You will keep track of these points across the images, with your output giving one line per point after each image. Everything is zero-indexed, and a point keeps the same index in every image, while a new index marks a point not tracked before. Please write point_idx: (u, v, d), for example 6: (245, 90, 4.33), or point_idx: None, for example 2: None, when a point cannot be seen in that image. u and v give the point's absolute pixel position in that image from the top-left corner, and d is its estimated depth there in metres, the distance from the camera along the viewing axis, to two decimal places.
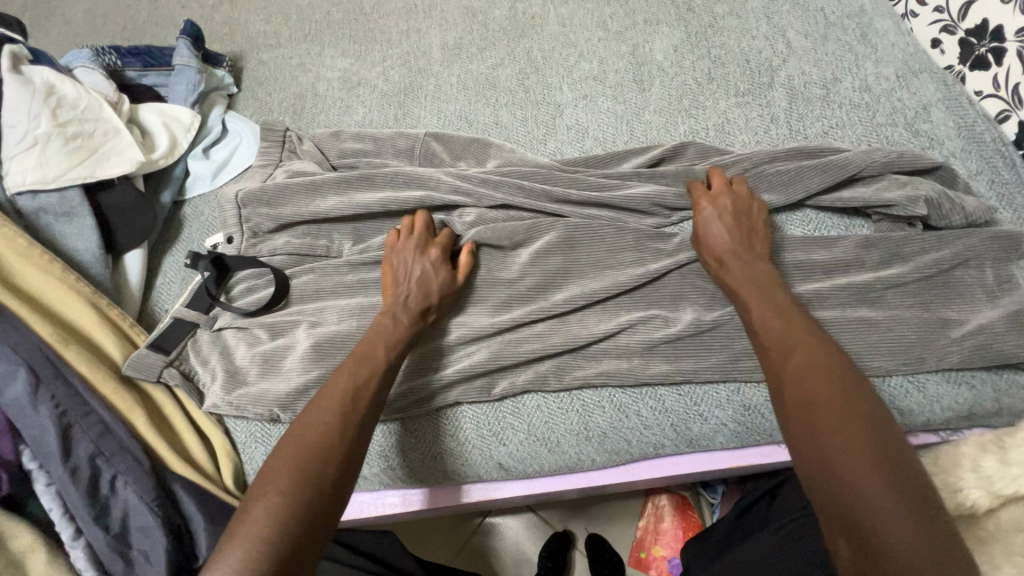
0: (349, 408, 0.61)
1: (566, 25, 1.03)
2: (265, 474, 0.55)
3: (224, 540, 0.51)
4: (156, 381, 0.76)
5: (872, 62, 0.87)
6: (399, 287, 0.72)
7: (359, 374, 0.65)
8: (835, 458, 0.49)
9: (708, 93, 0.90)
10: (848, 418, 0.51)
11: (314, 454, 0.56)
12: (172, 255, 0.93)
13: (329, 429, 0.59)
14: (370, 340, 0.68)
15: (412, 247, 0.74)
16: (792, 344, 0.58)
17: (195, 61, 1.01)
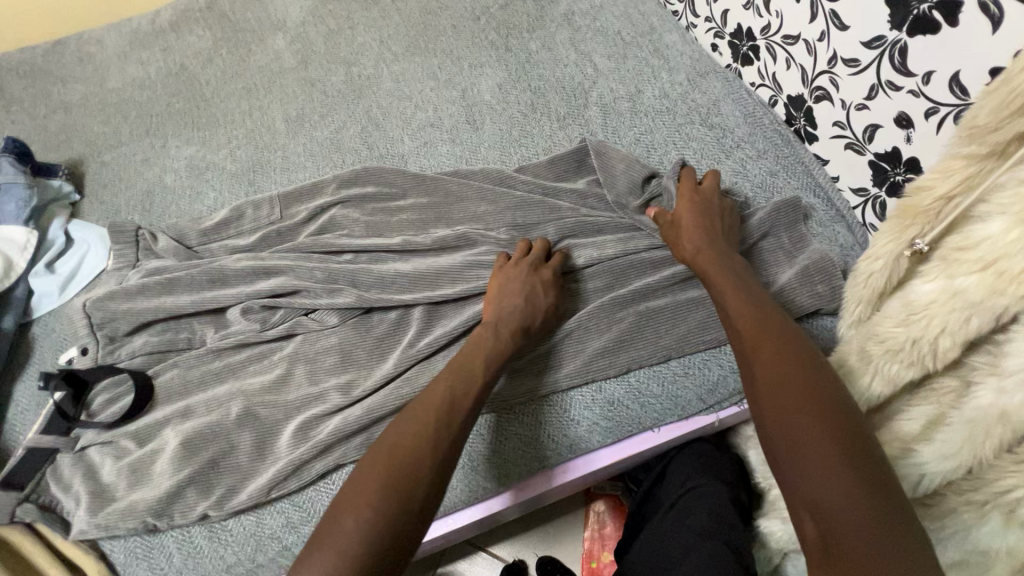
0: (445, 422, 0.61)
1: (399, 81, 1.08)
2: (344, 501, 0.55)
3: (312, 552, 0.52)
4: (9, 522, 0.70)
5: (666, 72, 0.98)
6: (507, 302, 0.73)
7: (456, 387, 0.64)
8: (804, 449, 0.49)
9: (534, 122, 0.97)
10: (800, 386, 0.53)
11: (400, 470, 0.56)
12: (24, 381, 0.87)
13: (412, 447, 0.58)
14: (467, 357, 0.68)
15: (525, 270, 0.75)
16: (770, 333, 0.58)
17: (23, 176, 0.98)
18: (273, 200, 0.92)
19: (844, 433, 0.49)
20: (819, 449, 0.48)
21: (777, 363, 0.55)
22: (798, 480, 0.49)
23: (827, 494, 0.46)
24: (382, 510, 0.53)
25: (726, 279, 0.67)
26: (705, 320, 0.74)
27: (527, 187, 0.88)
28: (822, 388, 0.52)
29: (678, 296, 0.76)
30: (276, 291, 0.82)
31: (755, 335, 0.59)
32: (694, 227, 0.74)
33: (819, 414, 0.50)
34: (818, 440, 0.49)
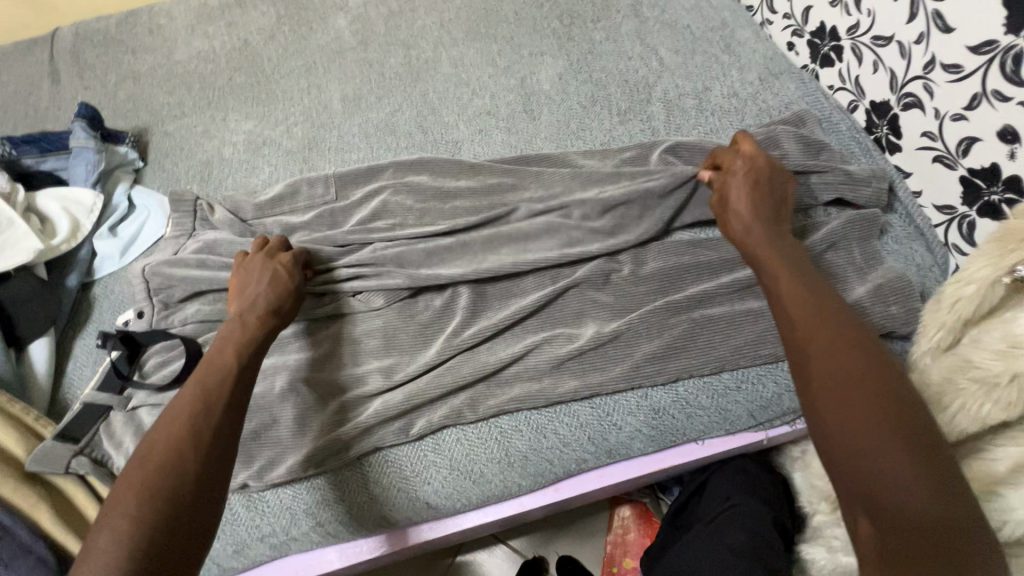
0: (189, 421, 0.58)
1: (458, 66, 1.07)
2: (118, 494, 0.53)
3: (95, 527, 0.51)
4: (65, 472, 0.72)
5: (737, 69, 0.94)
6: (247, 289, 0.73)
7: (193, 391, 0.61)
8: (862, 446, 0.47)
9: (593, 115, 0.94)
10: (860, 375, 0.51)
11: (158, 474, 0.54)
12: (83, 338, 0.91)
13: (170, 441, 0.56)
14: (217, 348, 0.66)
15: (262, 262, 0.75)
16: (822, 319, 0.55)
17: (93, 141, 1.01)
18: (328, 181, 0.93)
19: (900, 424, 0.47)
20: (882, 449, 0.47)
21: (832, 358, 0.52)
22: (849, 475, 0.48)
23: (885, 493, 0.45)
24: (162, 488, 0.53)
25: (777, 258, 0.63)
26: (763, 332, 0.71)
27: (583, 182, 0.86)
28: (884, 384, 0.50)
29: (735, 306, 0.73)
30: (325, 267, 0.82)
31: (806, 325, 0.55)
32: (745, 201, 0.69)
33: (880, 414, 0.48)
34: (879, 439, 0.47)
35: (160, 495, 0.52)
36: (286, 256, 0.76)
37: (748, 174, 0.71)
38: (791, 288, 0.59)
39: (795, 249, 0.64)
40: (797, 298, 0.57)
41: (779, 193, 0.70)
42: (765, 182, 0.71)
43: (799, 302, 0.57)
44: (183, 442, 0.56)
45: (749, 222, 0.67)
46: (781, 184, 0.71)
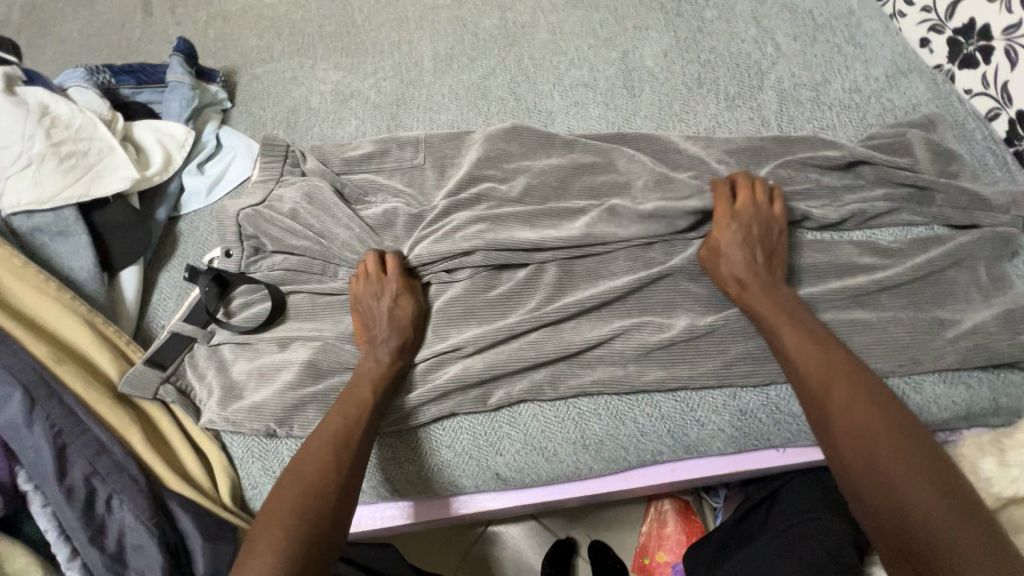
0: (336, 448, 0.64)
1: (556, 33, 1.03)
2: (264, 518, 0.59)
3: (243, 552, 0.57)
4: (151, 397, 0.75)
5: (862, 63, 0.87)
6: (372, 331, 0.74)
7: (344, 416, 0.67)
8: (914, 526, 0.50)
9: (698, 98, 0.90)
10: (891, 444, 0.54)
11: (301, 504, 0.59)
12: (168, 271, 0.93)
13: (320, 467, 0.63)
14: (354, 386, 0.70)
15: (376, 288, 0.75)
16: (845, 390, 0.59)
17: (189, 78, 1.02)
18: (418, 143, 0.92)
19: (943, 489, 0.51)
20: (914, 482, 0.51)
21: (854, 407, 0.57)
22: (887, 512, 0.51)
23: (924, 521, 0.49)
24: (312, 506, 0.60)
25: (790, 322, 0.65)
26: (870, 345, 0.67)
27: (684, 168, 0.82)
28: (906, 425, 0.55)
29: (840, 315, 0.69)
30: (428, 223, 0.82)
31: (826, 382, 0.60)
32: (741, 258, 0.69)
33: (904, 450, 0.53)
34: (910, 473, 0.52)
35: (308, 514, 0.59)
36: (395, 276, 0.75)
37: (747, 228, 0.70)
38: (803, 347, 0.63)
39: (795, 301, 0.67)
40: (813, 355, 0.62)
41: (772, 250, 0.71)
42: (767, 233, 0.70)
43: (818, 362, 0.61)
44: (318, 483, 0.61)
45: (754, 292, 0.68)
46: (776, 240, 0.71)
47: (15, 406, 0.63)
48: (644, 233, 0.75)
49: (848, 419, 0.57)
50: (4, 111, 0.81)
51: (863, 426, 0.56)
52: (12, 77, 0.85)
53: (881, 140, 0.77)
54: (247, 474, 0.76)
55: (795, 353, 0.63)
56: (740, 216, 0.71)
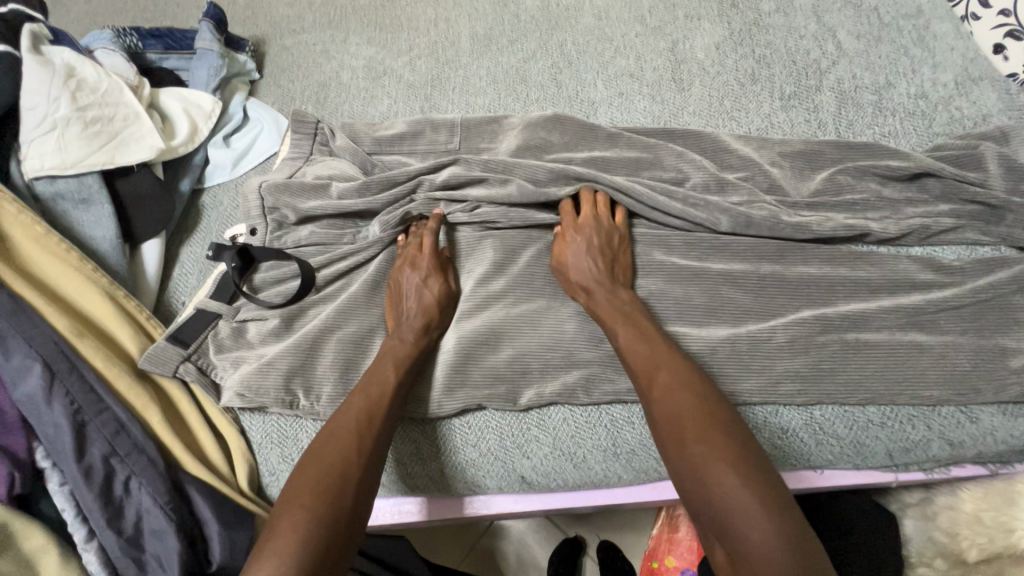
0: (362, 430, 0.61)
1: (602, 18, 0.98)
2: (288, 495, 0.55)
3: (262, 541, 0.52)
4: (172, 376, 0.73)
5: (930, 67, 0.82)
6: (401, 311, 0.73)
7: (370, 396, 0.64)
8: (712, 481, 0.50)
9: (752, 95, 0.85)
10: (689, 412, 0.55)
11: (323, 481, 0.56)
12: (190, 246, 0.91)
13: (345, 450, 0.59)
14: (379, 364, 0.68)
15: (409, 265, 0.75)
16: (662, 362, 0.60)
17: (217, 45, 0.98)
18: (454, 128, 0.88)
19: (726, 445, 0.51)
20: (700, 429, 0.53)
21: (672, 387, 0.58)
22: (685, 467, 0.52)
23: (720, 480, 0.49)
24: (341, 491, 0.56)
25: (614, 313, 0.67)
26: (926, 369, 0.63)
27: (734, 169, 0.78)
28: (715, 413, 0.54)
29: (896, 336, 0.65)
30: (449, 183, 0.80)
31: (647, 367, 0.61)
32: (415, 301, 0.73)
33: (704, 421, 0.54)
34: (709, 432, 0.53)
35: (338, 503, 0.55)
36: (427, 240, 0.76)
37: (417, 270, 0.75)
38: (632, 340, 0.64)
39: (632, 304, 0.68)
40: (639, 344, 0.63)
41: (621, 259, 0.72)
42: (606, 242, 0.72)
43: (641, 351, 0.62)
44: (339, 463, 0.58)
45: (600, 296, 0.69)
46: (619, 247, 0.73)
47: (34, 381, 0.61)
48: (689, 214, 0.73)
49: (664, 385, 0.58)
50: (29, 71, 0.78)
51: (673, 393, 0.57)
52: (37, 35, 0.82)
53: (949, 152, 0.72)
54: (265, 459, 0.74)
55: (622, 337, 0.65)
56: (419, 264, 0.75)
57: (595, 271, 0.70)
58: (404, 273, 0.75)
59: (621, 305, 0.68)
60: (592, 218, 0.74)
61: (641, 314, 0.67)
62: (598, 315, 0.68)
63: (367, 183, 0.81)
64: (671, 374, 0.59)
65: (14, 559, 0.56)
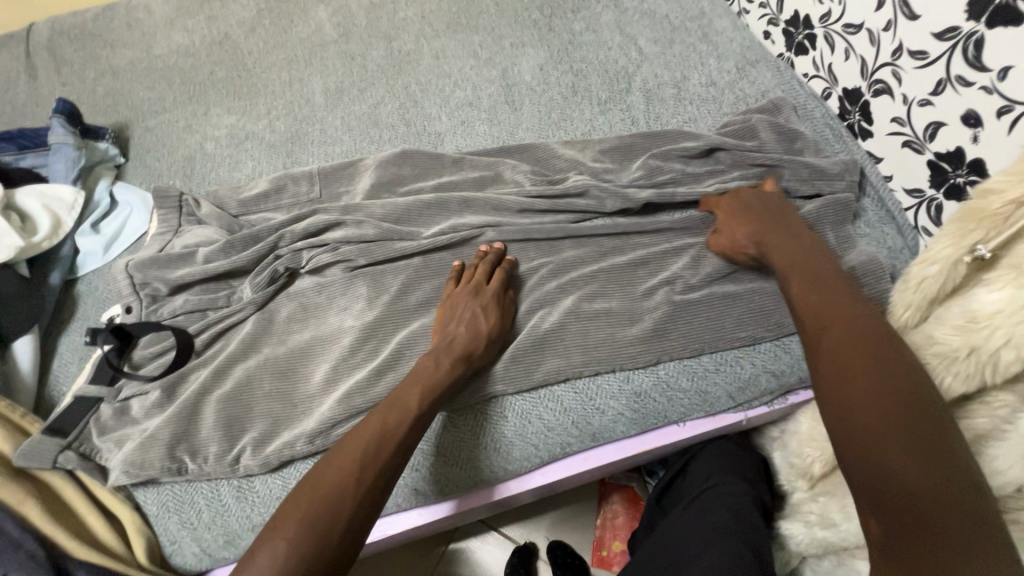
0: (374, 453, 0.61)
1: (439, 58, 1.07)
2: (279, 514, 0.56)
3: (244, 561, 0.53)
4: (53, 467, 0.72)
5: (715, 58, 0.95)
6: (451, 331, 0.72)
7: (389, 418, 0.64)
8: (875, 446, 0.48)
9: (574, 105, 0.95)
10: (856, 369, 0.52)
11: (315, 504, 0.56)
12: (68, 336, 0.91)
13: (350, 469, 0.59)
14: (405, 386, 0.67)
15: (471, 294, 0.74)
16: (834, 310, 0.58)
17: (72, 137, 1.01)
18: (312, 178, 0.94)
19: (912, 403, 0.49)
20: (873, 387, 0.50)
21: (853, 340, 0.54)
22: (846, 432, 0.50)
23: (879, 452, 0.47)
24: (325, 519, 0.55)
25: (800, 261, 0.65)
26: (738, 314, 0.74)
27: (564, 171, 0.87)
28: (894, 364, 0.51)
29: (711, 290, 0.75)
30: (310, 231, 0.85)
31: (823, 318, 0.57)
32: (466, 323, 0.72)
33: (890, 377, 0.51)
34: (873, 391, 0.50)
35: (313, 531, 0.54)
36: (501, 273, 0.77)
37: (486, 297, 0.74)
38: (807, 292, 0.61)
39: (794, 247, 0.68)
40: (812, 295, 0.60)
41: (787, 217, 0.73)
42: (766, 204, 0.74)
43: (817, 301, 0.60)
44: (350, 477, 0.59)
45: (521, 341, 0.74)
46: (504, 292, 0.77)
47: None
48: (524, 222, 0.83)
49: (832, 338, 0.55)
50: None
51: (839, 347, 0.54)
52: None
53: (733, 127, 0.84)
54: (165, 530, 0.75)
55: (797, 288, 0.63)
56: (483, 291, 0.75)
57: (758, 230, 0.72)
58: (464, 296, 0.75)
59: (805, 251, 0.67)
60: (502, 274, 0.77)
61: (826, 261, 0.65)
62: (776, 265, 0.68)
63: (230, 242, 0.85)
64: (844, 329, 0.55)
65: None
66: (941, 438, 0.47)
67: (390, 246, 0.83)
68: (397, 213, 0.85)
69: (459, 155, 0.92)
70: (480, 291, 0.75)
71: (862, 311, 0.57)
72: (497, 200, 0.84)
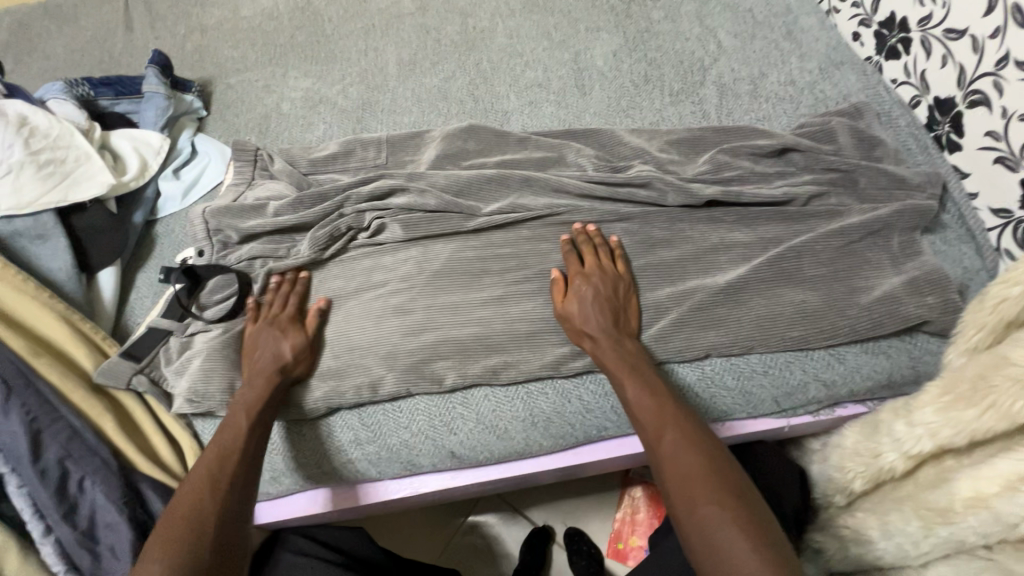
0: (216, 473, 0.66)
1: (513, 37, 1.08)
2: (166, 524, 0.61)
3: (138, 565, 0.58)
4: (126, 388, 0.79)
5: (797, 57, 0.92)
6: (599, 314, 0.72)
7: (223, 440, 0.69)
8: (721, 547, 0.52)
9: (644, 94, 0.94)
10: (703, 478, 0.57)
11: (188, 515, 0.61)
12: (145, 272, 0.98)
13: (193, 490, 0.64)
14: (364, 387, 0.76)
15: (595, 280, 0.74)
16: (667, 417, 0.63)
17: (163, 88, 1.07)
18: (380, 145, 0.97)
19: (738, 517, 0.53)
20: (696, 493, 0.56)
21: (702, 451, 0.59)
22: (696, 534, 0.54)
23: (727, 554, 0.51)
24: (204, 534, 0.60)
25: (642, 363, 0.69)
26: (792, 317, 0.72)
27: (627, 159, 0.86)
28: (719, 477, 0.57)
29: (768, 291, 0.74)
30: (374, 193, 0.88)
31: (655, 421, 0.63)
32: (596, 311, 0.72)
33: (709, 488, 0.55)
34: (706, 501, 0.55)
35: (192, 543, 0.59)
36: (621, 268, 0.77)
37: (608, 292, 0.74)
38: (642, 396, 0.66)
39: (639, 356, 0.70)
40: (648, 400, 0.65)
41: (625, 313, 0.74)
42: (616, 296, 0.74)
43: (648, 407, 0.65)
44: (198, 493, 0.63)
45: (604, 349, 0.71)
46: (624, 298, 0.75)
47: None
48: (583, 206, 0.83)
49: (667, 440, 0.61)
50: None
51: (692, 453, 0.59)
52: None
53: (810, 128, 0.81)
54: None
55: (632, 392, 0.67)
56: (595, 283, 0.74)
57: (599, 315, 0.72)
58: (586, 284, 0.74)
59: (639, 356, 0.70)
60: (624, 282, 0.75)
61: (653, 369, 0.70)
62: (604, 365, 0.70)
63: (300, 198, 0.89)
64: (676, 433, 0.61)
65: None
66: (779, 541, 0.52)
67: (449, 217, 0.85)
68: (461, 182, 0.86)
69: (524, 135, 0.93)
70: (594, 279, 0.75)
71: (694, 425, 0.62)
72: (558, 181, 0.84)
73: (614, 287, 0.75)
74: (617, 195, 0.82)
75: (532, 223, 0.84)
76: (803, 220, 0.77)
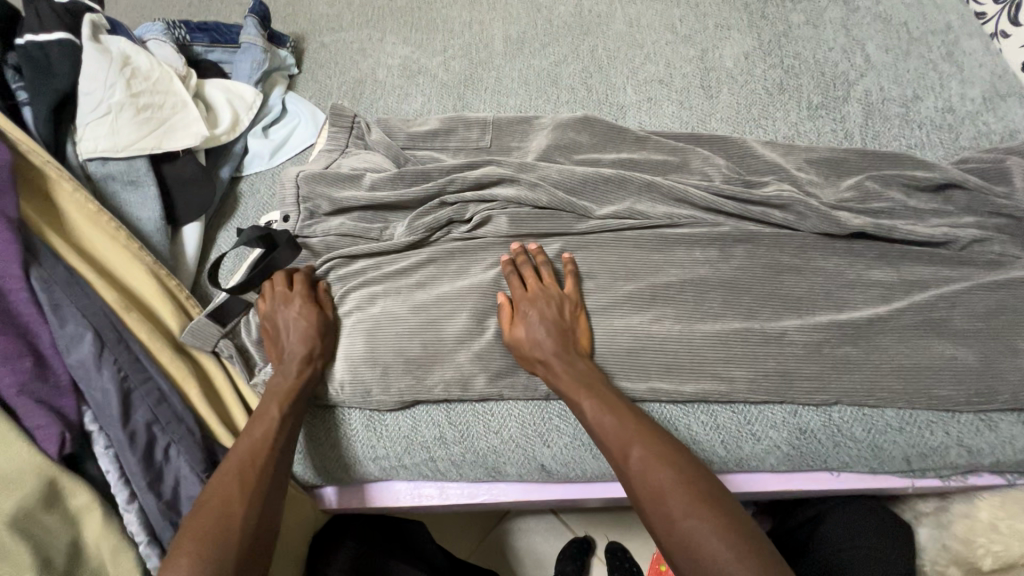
0: (247, 463, 0.61)
1: (634, 26, 1.01)
2: (191, 524, 0.57)
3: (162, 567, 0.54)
4: (210, 350, 0.76)
5: (957, 82, 0.83)
6: (538, 339, 0.69)
7: (253, 432, 0.65)
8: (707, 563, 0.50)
9: (779, 104, 0.87)
10: (669, 491, 0.55)
11: (214, 514, 0.57)
12: (227, 231, 0.94)
13: (227, 484, 0.59)
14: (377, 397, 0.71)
15: (543, 302, 0.71)
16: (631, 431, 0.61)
17: (261, 40, 1.02)
18: (485, 126, 0.91)
19: (727, 530, 0.51)
20: (677, 508, 0.54)
21: (653, 462, 0.58)
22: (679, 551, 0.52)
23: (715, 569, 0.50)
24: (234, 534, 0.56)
25: (574, 382, 0.66)
26: (940, 372, 0.65)
27: (759, 173, 0.80)
28: (691, 486, 0.55)
29: (914, 339, 0.67)
30: (481, 180, 0.82)
31: (620, 440, 0.61)
32: (543, 335, 0.69)
33: (697, 501, 0.54)
34: (691, 515, 0.53)
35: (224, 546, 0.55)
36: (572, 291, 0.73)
37: (554, 315, 0.70)
38: (598, 413, 0.63)
39: (592, 373, 0.67)
40: (607, 417, 0.62)
41: (576, 333, 0.71)
42: (563, 317, 0.71)
43: (609, 425, 0.62)
44: (233, 486, 0.59)
45: (555, 367, 0.67)
46: (571, 319, 0.71)
47: (86, 348, 0.64)
48: (707, 219, 0.77)
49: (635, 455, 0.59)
50: (88, 57, 0.82)
51: (654, 468, 0.57)
52: (97, 25, 0.87)
53: (976, 164, 0.74)
54: None
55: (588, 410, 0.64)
56: (535, 305, 0.71)
57: (554, 340, 0.69)
58: (526, 310, 0.71)
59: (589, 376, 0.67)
60: (569, 301, 0.72)
61: (606, 383, 0.67)
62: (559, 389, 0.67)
63: (401, 174, 0.84)
64: (645, 447, 0.59)
65: (61, 514, 0.58)
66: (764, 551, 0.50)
67: (560, 214, 0.80)
68: (576, 178, 0.80)
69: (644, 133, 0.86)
70: (535, 300, 0.72)
71: (654, 436, 0.60)
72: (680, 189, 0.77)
73: (564, 312, 0.71)
74: (747, 213, 0.76)
75: (650, 231, 0.77)
76: (957, 265, 0.70)
